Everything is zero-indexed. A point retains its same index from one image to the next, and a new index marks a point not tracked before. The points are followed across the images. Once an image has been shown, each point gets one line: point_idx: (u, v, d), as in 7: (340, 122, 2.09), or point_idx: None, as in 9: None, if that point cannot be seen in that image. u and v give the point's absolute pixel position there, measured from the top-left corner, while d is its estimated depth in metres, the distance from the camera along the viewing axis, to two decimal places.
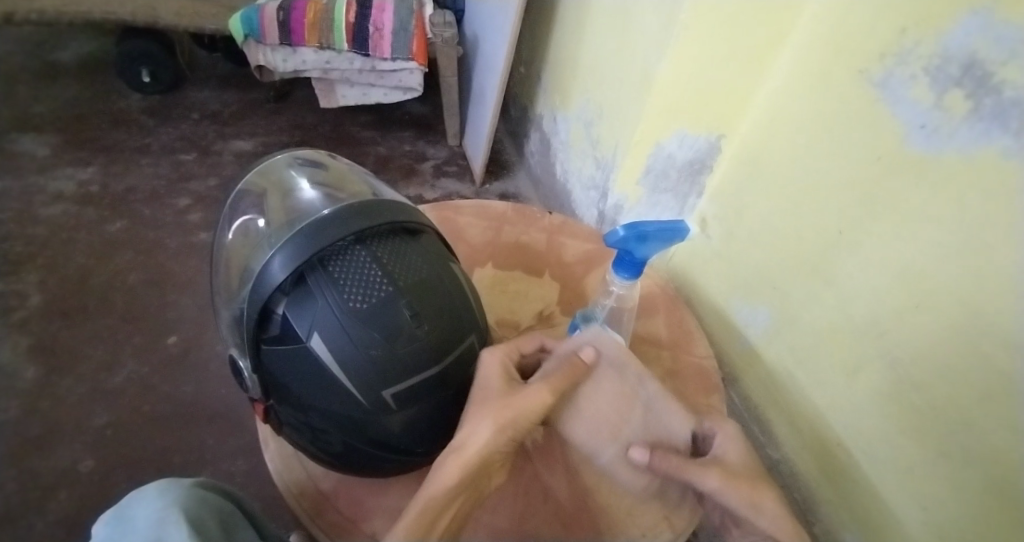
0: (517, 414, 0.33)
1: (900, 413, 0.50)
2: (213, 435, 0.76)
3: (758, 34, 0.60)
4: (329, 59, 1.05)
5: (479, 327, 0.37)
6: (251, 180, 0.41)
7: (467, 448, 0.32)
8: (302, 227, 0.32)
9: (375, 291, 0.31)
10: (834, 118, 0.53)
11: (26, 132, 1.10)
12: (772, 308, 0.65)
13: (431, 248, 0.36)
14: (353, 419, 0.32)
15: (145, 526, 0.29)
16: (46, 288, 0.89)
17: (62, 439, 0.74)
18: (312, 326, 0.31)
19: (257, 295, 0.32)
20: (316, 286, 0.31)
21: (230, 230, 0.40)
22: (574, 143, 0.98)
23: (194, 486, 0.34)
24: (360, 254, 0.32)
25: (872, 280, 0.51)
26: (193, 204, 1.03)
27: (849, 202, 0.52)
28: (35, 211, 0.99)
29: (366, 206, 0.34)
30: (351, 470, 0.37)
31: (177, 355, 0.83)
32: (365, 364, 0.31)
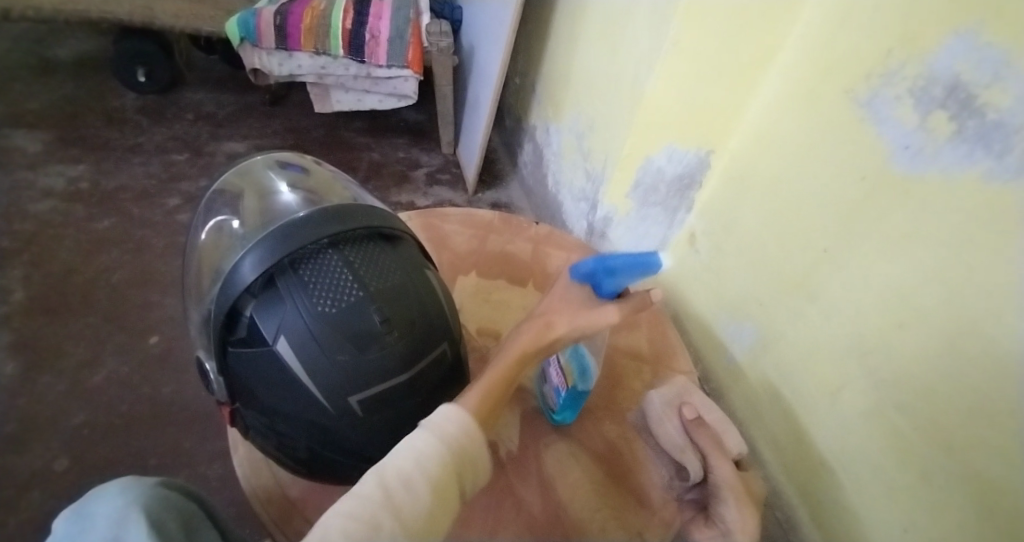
0: (596, 317, 0.42)
1: (883, 433, 0.50)
2: (192, 437, 0.75)
3: (752, 48, 0.60)
4: (324, 64, 1.05)
5: (453, 336, 0.36)
6: (229, 180, 0.41)
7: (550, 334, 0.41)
8: (274, 230, 0.32)
9: (346, 296, 0.31)
10: (821, 136, 0.54)
11: (17, 127, 1.10)
12: (758, 324, 0.65)
13: (405, 251, 0.36)
14: (319, 425, 0.32)
15: (104, 523, 0.29)
16: (28, 284, 0.88)
17: (34, 438, 0.72)
18: (280, 328, 0.30)
19: (225, 296, 0.32)
20: (285, 289, 0.31)
21: (204, 230, 0.40)
22: (565, 155, 0.99)
23: (158, 485, 0.33)
24: (332, 257, 0.32)
25: (855, 297, 0.51)
26: (183, 204, 1.03)
27: (834, 219, 0.53)
28: (22, 206, 0.98)
29: (341, 211, 0.34)
30: (319, 477, 0.37)
31: (158, 356, 0.83)
32: (332, 368, 0.30)
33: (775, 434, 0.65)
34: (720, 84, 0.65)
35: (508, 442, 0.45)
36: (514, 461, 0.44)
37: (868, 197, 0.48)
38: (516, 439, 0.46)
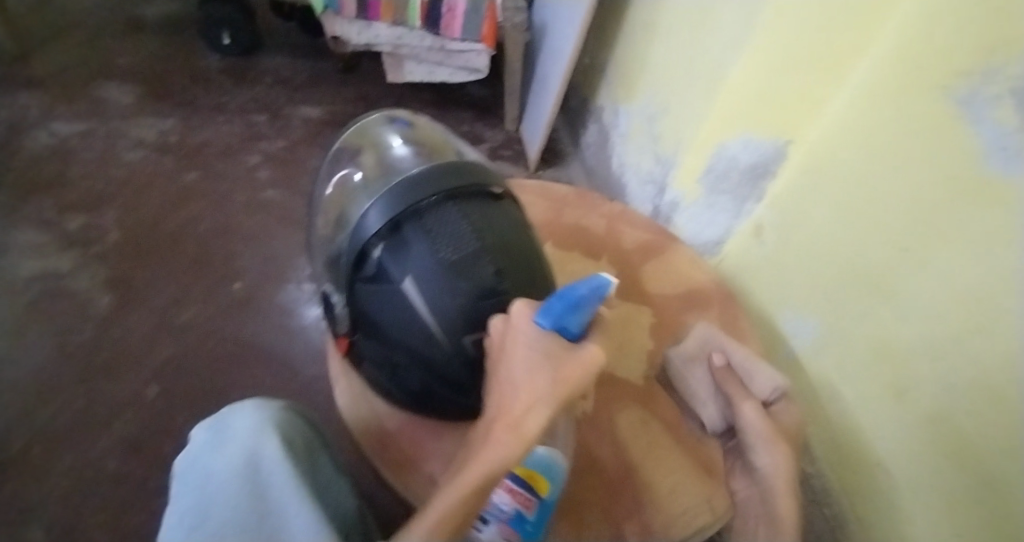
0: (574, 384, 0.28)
1: (944, 437, 0.49)
2: (268, 377, 0.81)
3: (842, 37, 0.58)
4: (401, 35, 1.08)
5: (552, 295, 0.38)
6: (349, 138, 0.44)
7: (525, 426, 0.26)
8: (399, 182, 0.35)
9: (465, 246, 0.33)
10: (911, 133, 0.52)
11: (113, 81, 1.18)
12: (824, 319, 0.65)
13: (511, 211, 0.38)
14: (433, 364, 0.35)
15: (245, 435, 0.35)
16: (124, 226, 0.95)
17: (129, 365, 0.79)
18: (407, 270, 0.33)
19: (356, 238, 0.35)
20: (412, 236, 0.34)
21: (329, 184, 0.43)
22: (633, 137, 1.00)
23: (280, 407, 0.39)
24: (451, 210, 0.35)
25: (932, 300, 0.50)
26: (262, 162, 1.08)
27: (917, 218, 0.52)
28: (118, 154, 1.05)
29: (459, 168, 0.36)
30: (421, 411, 0.40)
31: (237, 301, 0.88)
32: (451, 311, 0.33)
33: (830, 427, 0.66)
34: (802, 75, 0.63)
35: (584, 403, 0.48)
36: (589, 421, 0.47)
37: (957, 199, 0.47)
38: (592, 401, 0.48)
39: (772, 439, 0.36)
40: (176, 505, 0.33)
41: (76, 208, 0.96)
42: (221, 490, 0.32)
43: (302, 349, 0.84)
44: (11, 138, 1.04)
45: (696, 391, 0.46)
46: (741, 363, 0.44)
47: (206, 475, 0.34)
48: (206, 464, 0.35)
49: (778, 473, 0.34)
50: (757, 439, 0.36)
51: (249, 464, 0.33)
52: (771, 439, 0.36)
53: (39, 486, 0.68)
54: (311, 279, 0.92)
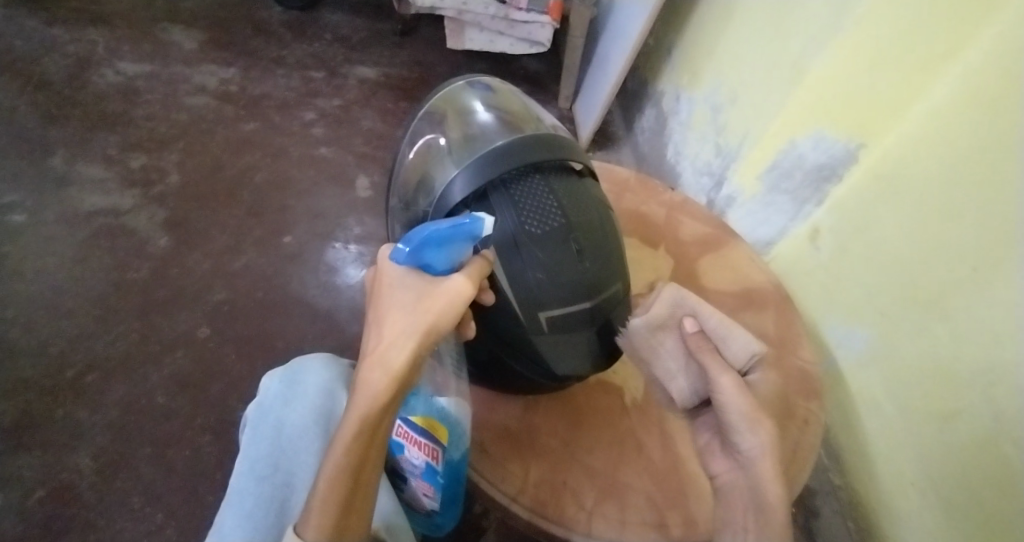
0: (444, 311, 0.27)
1: (991, 466, 0.47)
2: (311, 331, 0.83)
3: (925, 33, 0.52)
4: (466, 0, 1.06)
5: (622, 273, 0.40)
6: (435, 104, 0.45)
7: (390, 360, 0.25)
8: (487, 152, 0.37)
9: (551, 220, 0.35)
10: (989, 143, 0.47)
11: (178, 25, 1.19)
12: (876, 331, 0.61)
13: (591, 188, 0.40)
14: (509, 331, 0.37)
15: (319, 390, 0.38)
16: (184, 171, 0.97)
17: (183, 305, 0.83)
18: (490, 239, 0.35)
19: (441, 206, 0.37)
20: (497, 205, 0.35)
21: (411, 149, 0.45)
22: (694, 126, 0.98)
23: (343, 366, 0.42)
24: (537, 182, 0.37)
25: (994, 325, 0.47)
26: (317, 119, 1.09)
27: (986, 235, 0.48)
28: (181, 99, 1.08)
29: (546, 141, 0.38)
30: (488, 375, 0.43)
31: (286, 253, 0.91)
32: (530, 283, 0.35)
33: (868, 442, 0.64)
34: (883, 75, 0.58)
35: (634, 390, 0.47)
36: (638, 408, 0.46)
37: None
38: (641, 389, 0.47)
39: (752, 419, 0.36)
40: (242, 449, 0.35)
41: (138, 148, 0.99)
42: (297, 440, 0.35)
43: (347, 306, 0.86)
44: (80, 74, 1.07)
45: (664, 360, 0.42)
46: (714, 330, 0.41)
47: (276, 424, 0.36)
48: (273, 413, 0.37)
49: (761, 457, 0.35)
50: (738, 419, 0.36)
51: (324, 420, 0.36)
52: (751, 421, 0.36)
53: (95, 410, 0.72)
54: (358, 241, 0.94)
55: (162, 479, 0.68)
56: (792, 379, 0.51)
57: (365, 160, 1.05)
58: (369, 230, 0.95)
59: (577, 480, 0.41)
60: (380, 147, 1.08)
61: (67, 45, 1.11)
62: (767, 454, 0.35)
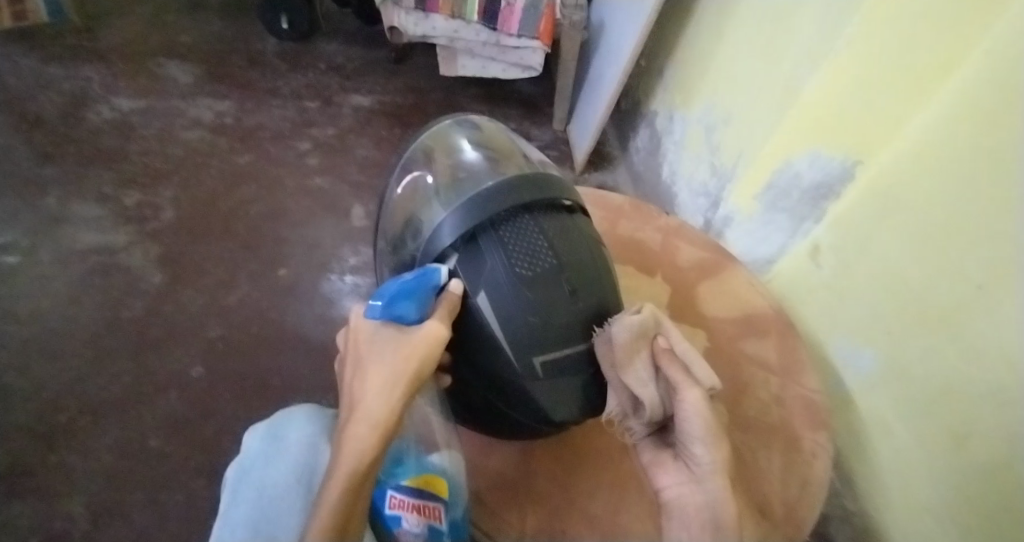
0: (419, 362, 0.31)
1: (1006, 494, 0.44)
2: (307, 366, 0.82)
3: (920, 48, 0.51)
4: (457, 28, 1.07)
5: (617, 308, 0.39)
6: (425, 144, 0.46)
7: (376, 415, 0.29)
8: (475, 194, 0.37)
9: (541, 261, 0.35)
10: (990, 158, 0.46)
11: (174, 59, 1.21)
12: (883, 352, 0.59)
13: (584, 224, 0.39)
14: (501, 377, 0.36)
15: (300, 446, 0.37)
16: (179, 206, 0.97)
17: (178, 343, 0.82)
18: (480, 282, 0.35)
19: (430, 249, 0.37)
20: (485, 248, 0.35)
21: (400, 187, 0.46)
22: (689, 145, 0.98)
23: (329, 415, 0.41)
24: (528, 222, 0.36)
25: (1002, 345, 0.45)
26: (312, 149, 1.10)
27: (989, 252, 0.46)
28: (176, 133, 1.08)
29: (535, 179, 0.37)
30: (486, 424, 0.42)
31: (283, 286, 0.90)
32: (520, 326, 0.34)
33: (878, 467, 0.62)
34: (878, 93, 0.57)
35: None
36: None
37: None
38: None
39: (713, 437, 0.35)
40: (223, 512, 0.34)
41: (133, 184, 0.99)
42: (278, 501, 0.34)
43: None
44: (76, 111, 1.08)
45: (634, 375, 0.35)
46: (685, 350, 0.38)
47: (257, 483, 0.35)
48: (254, 473, 0.36)
49: (716, 474, 0.35)
50: (701, 432, 0.35)
51: (306, 477, 0.36)
52: (714, 439, 0.35)
53: (86, 455, 0.71)
54: (354, 271, 0.93)
55: (154, 527, 0.66)
56: (797, 409, 0.50)
57: (360, 189, 1.05)
58: (364, 260, 0.95)
59: (575, 527, 0.39)
60: (375, 175, 1.08)
61: (63, 83, 1.12)
62: (721, 474, 0.35)
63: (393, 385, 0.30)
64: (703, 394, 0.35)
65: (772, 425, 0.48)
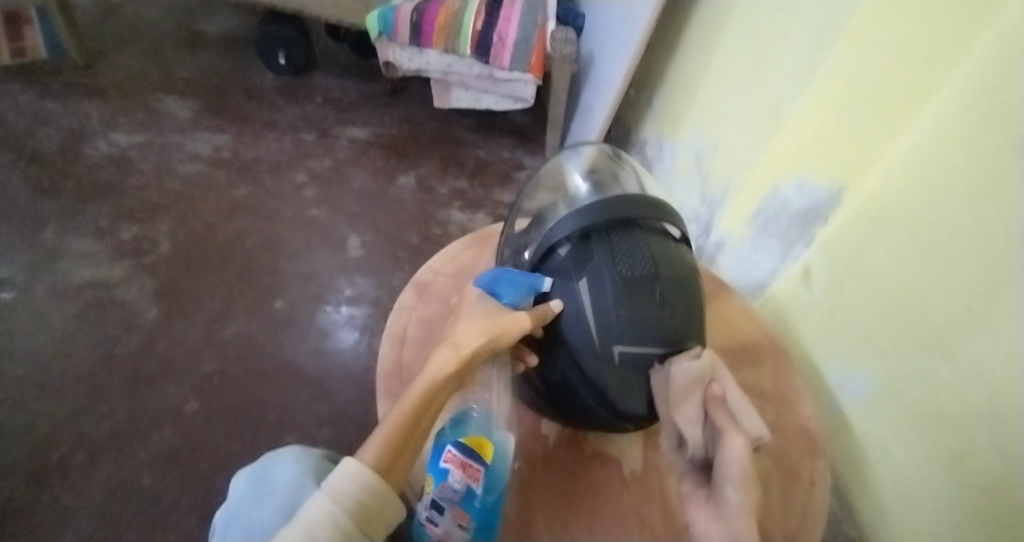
0: (506, 327, 0.36)
1: (1006, 514, 0.44)
2: (303, 399, 0.81)
3: (900, 83, 0.54)
4: (451, 62, 1.10)
5: (700, 335, 0.41)
6: (556, 170, 0.53)
7: (463, 346, 0.34)
8: (596, 200, 0.41)
9: (642, 268, 0.39)
10: (973, 185, 0.48)
11: (172, 94, 1.23)
12: (879, 373, 0.59)
13: (687, 254, 0.43)
14: (582, 359, 0.40)
15: (286, 488, 0.37)
16: (175, 239, 0.98)
17: (172, 378, 0.81)
18: (586, 273, 0.40)
19: (548, 236, 0.42)
20: (598, 248, 0.40)
21: (529, 197, 0.53)
22: (679, 172, 1.00)
23: (320, 455, 0.41)
24: (636, 235, 0.40)
25: (996, 365, 0.45)
26: (308, 181, 1.11)
27: (976, 275, 0.47)
28: (173, 166, 1.09)
29: (650, 202, 0.42)
30: (554, 410, 0.45)
31: (279, 318, 0.90)
32: (611, 316, 0.38)
33: (875, 492, 0.61)
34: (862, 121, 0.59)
35: (632, 461, 0.46)
36: (638, 479, 0.45)
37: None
38: (640, 460, 0.46)
39: (746, 489, 0.33)
40: None
41: (130, 219, 1.00)
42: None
43: (340, 371, 0.85)
44: (75, 146, 1.09)
45: (681, 410, 0.36)
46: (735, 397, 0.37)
47: (245, 529, 0.36)
48: (246, 516, 0.37)
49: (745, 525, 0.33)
50: (733, 476, 0.33)
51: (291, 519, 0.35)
52: (747, 489, 0.33)
53: (77, 495, 0.69)
54: (350, 302, 0.94)
55: None
56: (794, 437, 0.50)
57: (356, 220, 1.06)
58: (361, 290, 0.95)
59: None
60: (372, 206, 1.09)
61: (62, 119, 1.13)
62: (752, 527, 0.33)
63: (481, 332, 0.35)
64: (748, 443, 0.34)
65: (772, 451, 0.48)
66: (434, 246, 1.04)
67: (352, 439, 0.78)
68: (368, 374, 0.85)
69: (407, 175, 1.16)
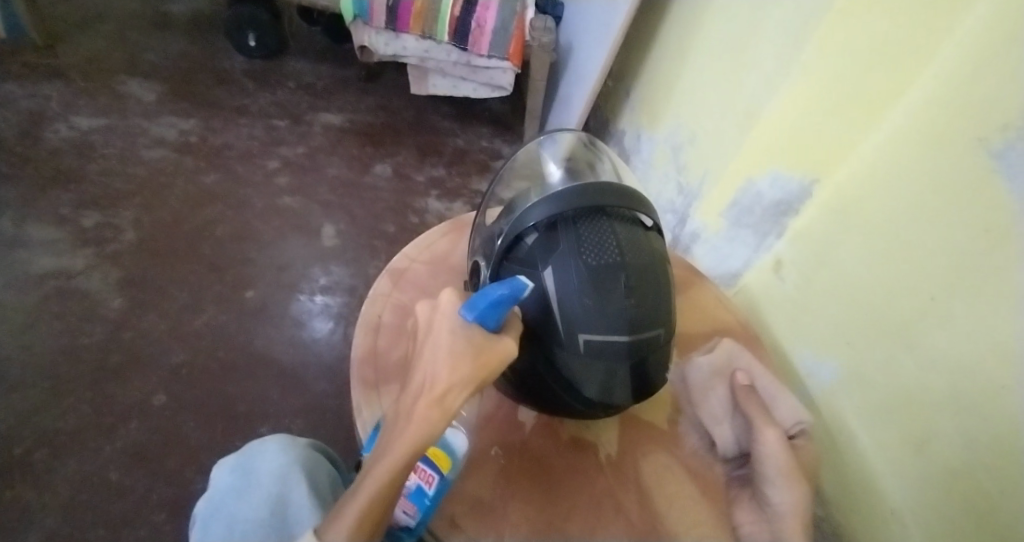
0: (491, 371, 0.34)
1: (968, 493, 0.46)
2: (277, 390, 0.80)
3: (875, 79, 0.55)
4: (428, 48, 1.08)
5: (669, 323, 0.41)
6: (531, 160, 0.53)
7: (445, 403, 0.32)
8: (564, 188, 0.41)
9: (607, 256, 0.39)
10: (942, 178, 0.49)
11: (136, 76, 1.18)
12: (846, 361, 0.60)
13: (657, 242, 0.43)
14: (547, 346, 0.40)
15: (270, 480, 0.36)
16: (141, 227, 0.94)
17: (139, 371, 0.79)
18: (551, 262, 0.40)
19: (517, 224, 0.42)
20: (564, 236, 0.40)
21: (503, 188, 0.52)
22: (657, 163, 1.01)
23: (304, 445, 0.40)
24: (603, 222, 0.40)
25: (959, 351, 0.47)
26: (281, 168, 1.08)
27: (943, 265, 0.49)
28: (138, 151, 1.05)
29: (620, 190, 0.42)
30: (526, 397, 0.46)
31: (251, 308, 0.88)
32: (575, 304, 0.38)
33: (840, 474, 0.62)
34: (836, 117, 0.60)
35: (608, 446, 0.46)
36: (613, 464, 0.45)
37: (990, 252, 0.45)
38: (616, 444, 0.47)
39: (787, 478, 0.36)
40: None
41: (92, 205, 0.96)
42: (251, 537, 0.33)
43: (316, 361, 0.84)
44: (31, 129, 1.04)
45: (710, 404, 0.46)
46: (765, 389, 0.44)
47: (228, 522, 0.34)
48: (226, 508, 0.35)
49: (790, 514, 0.35)
50: (774, 473, 0.37)
51: (280, 513, 0.34)
52: (787, 476, 0.36)
53: (40, 492, 0.67)
54: (325, 291, 0.92)
55: None
56: None
57: (331, 208, 1.04)
58: (336, 279, 0.94)
59: None
60: (347, 194, 1.07)
61: (18, 100, 1.08)
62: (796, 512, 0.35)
63: (466, 381, 0.32)
64: (780, 434, 0.39)
65: None
66: (412, 235, 1.03)
67: (328, 429, 0.77)
68: (344, 364, 0.84)
69: (383, 163, 1.14)
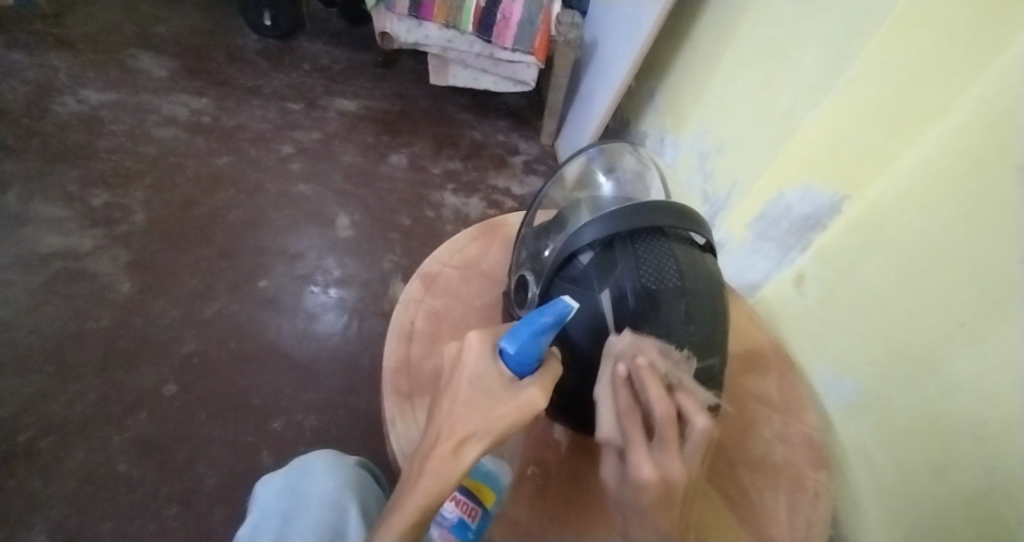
0: (512, 420, 0.30)
1: (986, 524, 0.44)
2: (290, 384, 0.79)
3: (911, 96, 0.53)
4: (451, 38, 1.05)
5: (724, 350, 0.40)
6: (577, 178, 0.51)
7: (461, 456, 0.29)
8: (621, 206, 0.40)
9: (667, 280, 0.38)
10: (975, 201, 0.48)
11: (147, 51, 1.14)
12: (868, 383, 0.59)
13: (712, 264, 0.42)
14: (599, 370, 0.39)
15: (321, 505, 0.35)
16: (151, 208, 0.92)
17: (147, 358, 0.77)
18: (608, 283, 0.39)
19: (569, 242, 0.40)
20: (622, 257, 0.39)
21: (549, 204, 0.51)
22: (681, 169, 1.00)
23: (353, 465, 0.40)
24: (661, 243, 0.40)
25: (986, 380, 0.46)
26: (295, 154, 1.06)
27: (972, 291, 0.48)
28: (149, 130, 1.02)
29: (680, 211, 0.40)
30: (565, 419, 0.44)
31: (263, 298, 0.86)
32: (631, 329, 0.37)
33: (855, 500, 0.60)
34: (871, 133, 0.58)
35: None
36: None
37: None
38: None
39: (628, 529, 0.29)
40: None
41: (101, 184, 0.93)
42: None
43: (328, 355, 0.82)
44: (39, 100, 1.01)
45: None
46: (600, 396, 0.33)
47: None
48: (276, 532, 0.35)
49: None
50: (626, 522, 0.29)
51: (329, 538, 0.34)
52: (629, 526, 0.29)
53: (46, 480, 0.65)
54: (338, 284, 0.90)
55: None
56: (798, 447, 0.50)
57: (345, 198, 1.02)
58: (350, 272, 0.92)
59: None
60: (362, 184, 1.05)
61: (25, 70, 1.04)
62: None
63: (483, 434, 0.29)
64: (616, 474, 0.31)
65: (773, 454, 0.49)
66: (427, 229, 1.01)
67: (340, 427, 0.76)
68: (356, 360, 0.83)
69: (399, 154, 1.12)
